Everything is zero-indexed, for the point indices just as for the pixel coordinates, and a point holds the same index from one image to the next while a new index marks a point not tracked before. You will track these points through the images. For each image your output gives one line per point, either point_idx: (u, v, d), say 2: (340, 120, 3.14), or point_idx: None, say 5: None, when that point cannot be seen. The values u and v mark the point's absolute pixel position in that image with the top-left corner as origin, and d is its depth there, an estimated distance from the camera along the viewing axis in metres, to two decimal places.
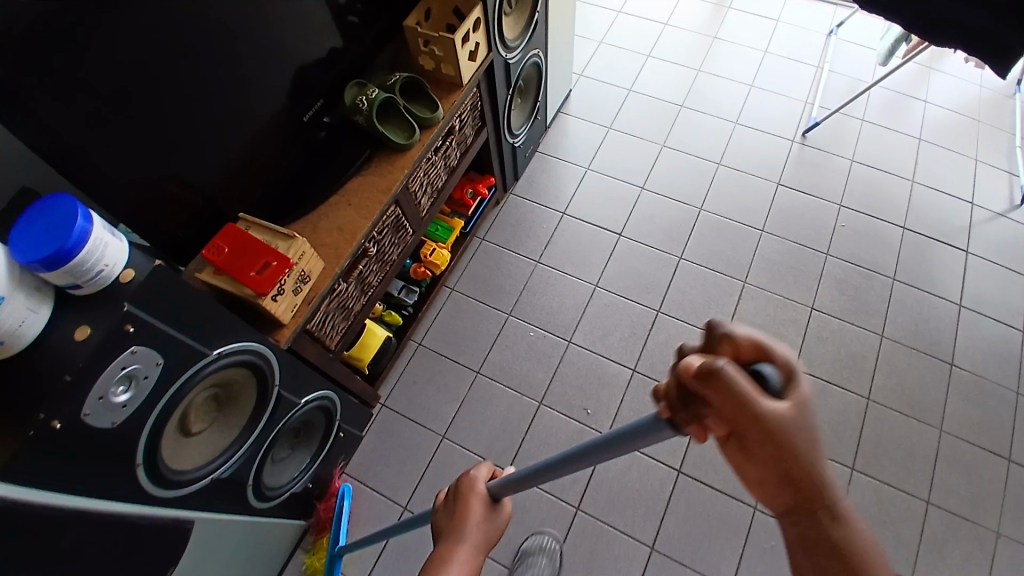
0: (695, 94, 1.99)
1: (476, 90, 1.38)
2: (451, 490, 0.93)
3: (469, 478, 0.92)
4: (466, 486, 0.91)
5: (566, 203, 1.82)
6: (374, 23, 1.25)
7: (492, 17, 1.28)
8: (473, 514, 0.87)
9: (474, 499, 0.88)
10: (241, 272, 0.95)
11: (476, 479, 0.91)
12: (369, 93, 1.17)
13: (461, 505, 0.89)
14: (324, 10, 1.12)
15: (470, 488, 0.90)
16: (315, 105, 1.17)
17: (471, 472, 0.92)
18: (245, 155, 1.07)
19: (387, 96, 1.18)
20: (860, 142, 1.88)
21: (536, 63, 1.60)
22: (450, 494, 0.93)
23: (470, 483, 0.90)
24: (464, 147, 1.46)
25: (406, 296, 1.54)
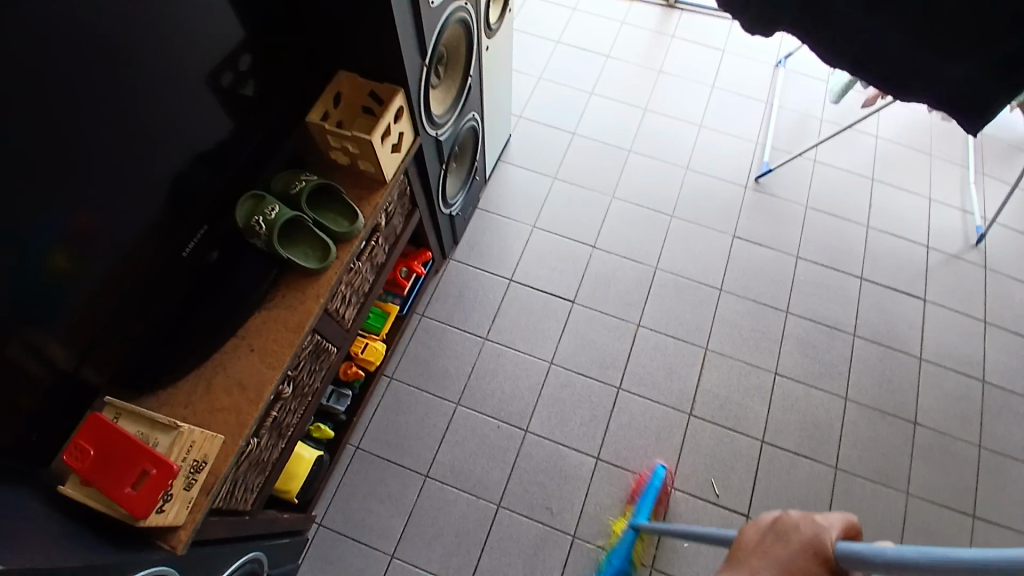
0: (642, 136, 1.87)
1: (404, 177, 1.19)
2: (785, 521, 0.72)
3: (824, 525, 0.71)
4: (791, 528, 0.72)
5: (513, 268, 1.67)
6: (274, 116, 1.05)
7: (419, 102, 1.09)
8: (783, 553, 0.70)
9: (805, 552, 0.69)
10: (111, 490, 0.80)
11: (822, 530, 0.70)
12: (268, 212, 0.97)
13: (772, 543, 0.72)
14: (197, 119, 0.92)
15: (811, 535, 0.70)
16: (198, 232, 0.98)
17: (818, 520, 0.71)
18: (110, 312, 0.88)
19: (291, 214, 0.98)
20: (813, 183, 1.81)
21: (472, 126, 1.42)
22: (768, 529, 0.74)
23: (806, 526, 0.71)
24: (394, 238, 1.27)
25: (338, 404, 1.37)
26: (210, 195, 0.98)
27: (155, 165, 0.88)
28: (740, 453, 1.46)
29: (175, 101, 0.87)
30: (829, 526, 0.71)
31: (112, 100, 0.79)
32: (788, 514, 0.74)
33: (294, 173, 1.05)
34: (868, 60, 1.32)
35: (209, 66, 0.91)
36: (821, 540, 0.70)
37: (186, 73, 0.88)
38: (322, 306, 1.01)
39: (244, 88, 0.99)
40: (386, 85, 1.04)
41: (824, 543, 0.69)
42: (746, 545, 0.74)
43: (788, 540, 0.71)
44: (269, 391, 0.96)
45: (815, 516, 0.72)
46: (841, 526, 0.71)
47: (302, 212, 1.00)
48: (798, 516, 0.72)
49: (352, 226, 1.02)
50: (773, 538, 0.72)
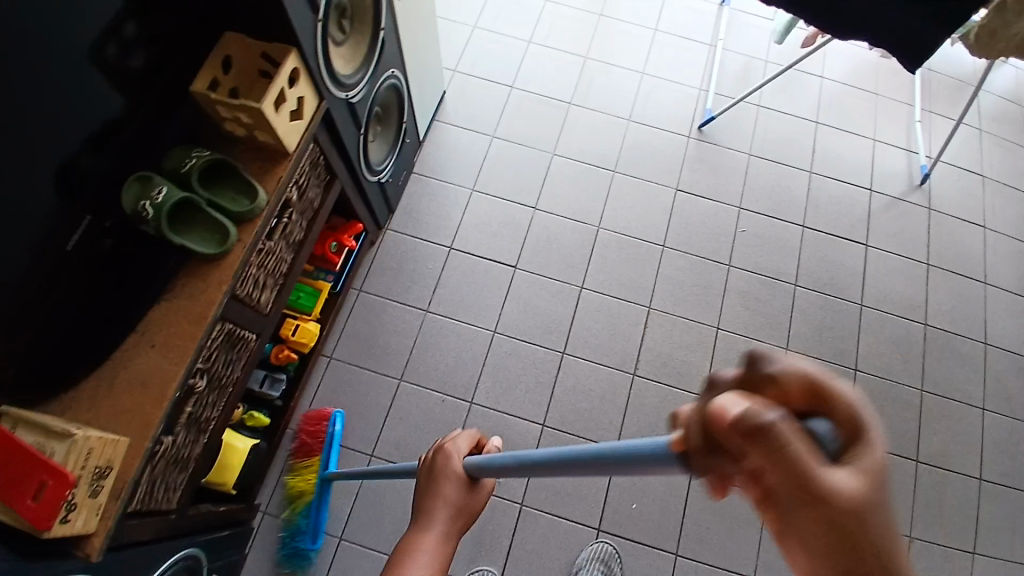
0: (583, 87, 1.78)
1: (314, 145, 1.10)
2: (428, 464, 0.80)
3: (451, 448, 0.79)
4: (438, 464, 0.78)
5: (451, 235, 1.60)
6: (161, 88, 0.94)
7: (317, 61, 0.99)
8: (444, 494, 0.75)
9: (450, 482, 0.76)
10: (9, 502, 0.73)
11: (451, 456, 0.78)
12: (154, 195, 0.88)
13: (433, 483, 0.77)
14: (73, 93, 0.81)
15: (443, 463, 0.78)
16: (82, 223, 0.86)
17: (449, 447, 0.80)
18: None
19: (182, 196, 0.89)
20: (757, 131, 1.77)
21: (394, 84, 1.32)
22: (425, 469, 0.80)
23: (444, 459, 0.78)
24: (312, 212, 1.19)
25: (272, 390, 1.32)
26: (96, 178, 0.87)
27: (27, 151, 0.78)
28: (685, 409, 1.47)
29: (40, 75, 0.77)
30: (453, 445, 0.80)
31: None
32: (438, 446, 0.82)
33: (189, 148, 0.96)
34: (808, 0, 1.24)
35: (82, 40, 0.79)
36: (451, 464, 0.77)
37: (54, 51, 0.76)
38: (226, 295, 0.94)
39: (132, 60, 0.88)
40: (277, 45, 0.93)
41: (455, 465, 0.77)
42: (422, 500, 0.77)
43: (443, 475, 0.77)
44: (173, 389, 0.90)
45: (445, 446, 0.80)
46: (466, 444, 0.81)
47: (195, 193, 0.92)
48: (434, 452, 0.80)
49: (251, 206, 0.95)
50: (432, 477, 0.77)
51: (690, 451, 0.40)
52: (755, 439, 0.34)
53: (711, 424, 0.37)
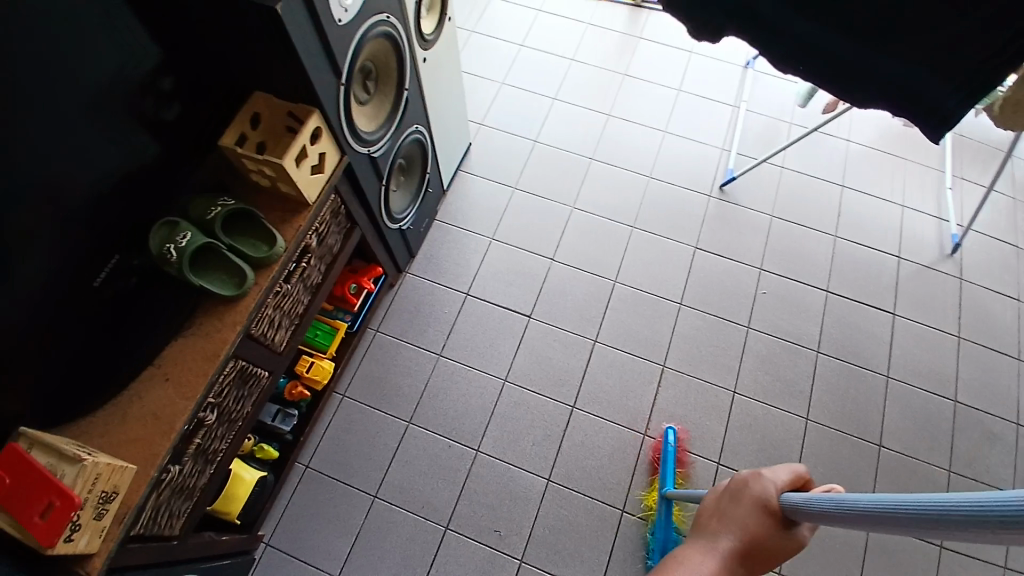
0: (606, 143, 1.83)
1: (335, 195, 1.16)
2: (734, 482, 0.77)
3: (768, 477, 0.75)
4: (743, 486, 0.76)
5: (469, 282, 1.64)
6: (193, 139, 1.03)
7: (339, 120, 1.06)
8: (745, 515, 0.73)
9: (758, 504, 0.73)
10: (22, 515, 0.76)
11: (772, 486, 0.74)
12: (179, 239, 0.94)
13: (730, 503, 0.75)
14: (112, 143, 0.90)
15: (763, 490, 0.74)
16: (110, 261, 0.95)
17: (767, 475, 0.76)
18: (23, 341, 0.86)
19: (204, 241, 0.96)
20: (780, 192, 1.76)
21: (418, 139, 1.39)
22: (725, 489, 0.78)
23: (754, 483, 0.75)
24: (331, 257, 1.25)
25: (284, 424, 1.35)
26: (128, 215, 0.96)
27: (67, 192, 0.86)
28: (695, 474, 1.43)
29: (85, 127, 0.86)
30: (773, 477, 0.76)
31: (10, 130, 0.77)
32: (741, 475, 0.78)
33: (215, 196, 1.03)
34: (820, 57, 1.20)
35: (115, 97, 0.89)
36: (771, 495, 0.74)
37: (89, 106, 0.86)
38: (239, 335, 0.99)
39: (166, 112, 0.97)
40: (302, 105, 1.01)
41: (774, 496, 0.74)
42: (713, 512, 0.75)
43: (744, 498, 0.75)
44: (182, 421, 0.93)
45: (764, 473, 0.76)
46: (787, 478, 0.76)
47: (216, 238, 0.98)
48: (748, 474, 0.77)
49: (269, 251, 1.01)
50: (730, 500, 0.75)
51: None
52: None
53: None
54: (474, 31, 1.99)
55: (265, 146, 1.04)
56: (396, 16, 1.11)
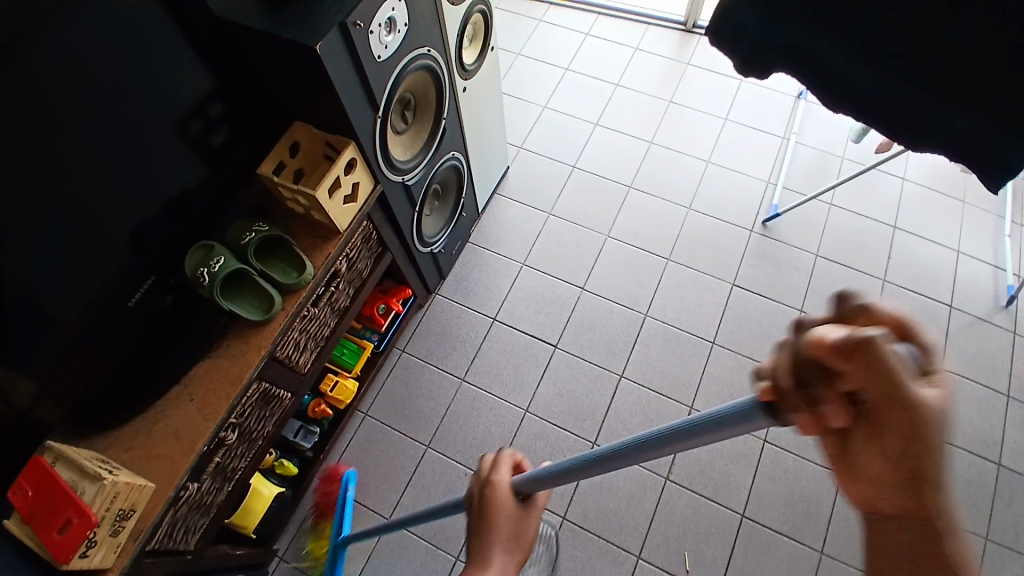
0: (645, 171, 1.79)
1: (367, 222, 1.17)
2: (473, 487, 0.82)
3: (498, 475, 0.80)
4: (488, 497, 0.79)
5: (497, 307, 1.62)
6: (235, 162, 1.07)
7: (375, 151, 1.07)
8: (498, 519, 0.77)
9: (501, 505, 0.78)
10: (43, 533, 0.81)
11: (499, 481, 0.80)
12: (212, 263, 0.97)
13: (488, 511, 0.78)
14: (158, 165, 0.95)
15: (492, 492, 0.79)
16: (146, 284, 0.99)
17: (495, 478, 0.80)
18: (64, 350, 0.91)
19: (236, 267, 0.98)
20: (826, 232, 1.69)
21: (454, 165, 1.40)
22: (476, 500, 0.80)
23: (489, 488, 0.79)
24: (360, 281, 1.26)
25: (303, 440, 1.37)
26: (171, 235, 1.00)
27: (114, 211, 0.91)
28: (717, 524, 1.38)
29: (133, 149, 0.91)
30: (500, 465, 0.82)
31: (64, 153, 0.82)
32: (486, 474, 0.81)
33: (255, 217, 1.06)
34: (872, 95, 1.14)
35: (161, 123, 0.93)
36: (501, 487, 0.80)
37: (135, 132, 0.90)
38: (263, 358, 1.01)
39: (212, 136, 1.02)
40: (339, 136, 1.02)
41: (506, 489, 0.79)
42: (475, 527, 0.78)
43: (490, 511, 0.78)
44: (202, 443, 0.96)
45: (486, 476, 0.81)
46: (507, 467, 0.82)
47: (248, 263, 1.00)
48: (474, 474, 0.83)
49: (298, 277, 1.02)
50: (479, 511, 0.79)
51: (792, 399, 0.47)
52: (862, 357, 0.41)
53: (805, 359, 0.45)
54: (519, 54, 2.00)
55: (303, 171, 1.06)
56: (438, 49, 1.12)
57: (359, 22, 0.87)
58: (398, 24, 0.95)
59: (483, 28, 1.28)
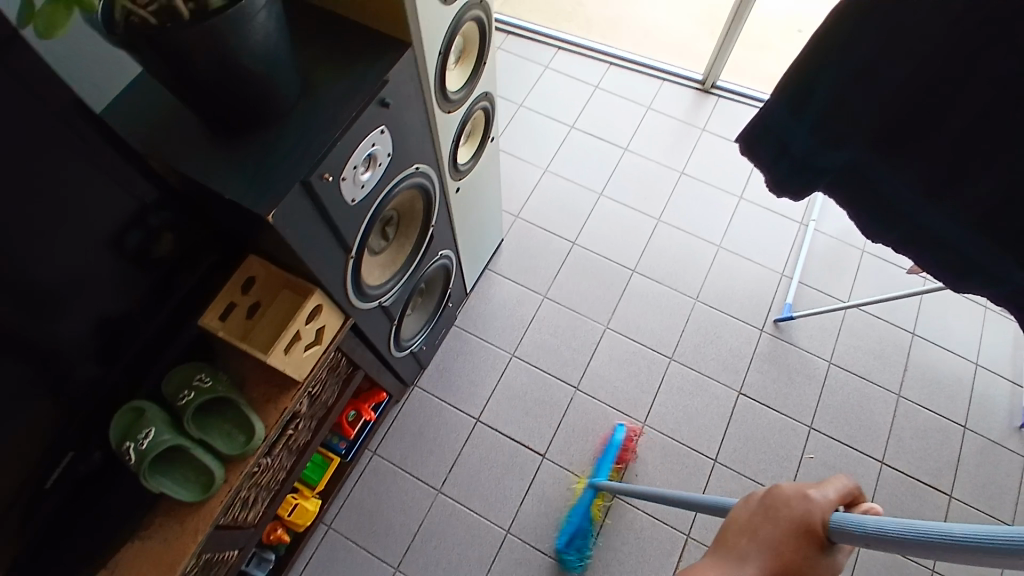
0: (650, 252, 1.65)
1: (336, 351, 1.00)
2: (760, 497, 0.59)
3: (812, 498, 0.56)
4: (783, 504, 0.57)
5: (480, 406, 1.47)
6: (185, 285, 0.89)
7: (346, 283, 0.88)
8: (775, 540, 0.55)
9: (793, 528, 0.55)
10: None
11: (818, 510, 0.55)
12: (140, 438, 0.81)
13: (765, 520, 0.57)
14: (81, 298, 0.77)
15: (804, 512, 0.55)
16: (64, 460, 0.81)
17: (813, 493, 0.56)
18: None
19: (166, 441, 0.82)
20: (841, 337, 1.56)
21: (444, 264, 1.25)
22: (759, 501, 0.59)
23: (798, 500, 0.56)
24: (325, 409, 1.10)
25: (256, 570, 1.22)
26: (99, 380, 0.83)
27: (21, 360, 0.73)
28: None
29: (45, 284, 0.72)
30: (818, 493, 0.56)
31: None
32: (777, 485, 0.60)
33: (201, 363, 0.90)
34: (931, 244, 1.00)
35: (84, 250, 0.75)
36: (815, 515, 0.55)
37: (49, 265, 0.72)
38: (202, 541, 0.86)
39: (155, 253, 0.83)
40: (303, 278, 0.85)
41: (816, 521, 0.55)
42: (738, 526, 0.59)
43: (779, 518, 0.56)
44: None
45: (808, 488, 0.57)
46: (837, 499, 0.56)
47: (185, 430, 0.85)
48: (783, 486, 0.58)
49: (244, 446, 0.87)
50: (762, 515, 0.57)
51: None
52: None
53: None
54: (521, 105, 1.84)
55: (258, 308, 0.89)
56: (431, 162, 0.95)
57: (329, 175, 0.69)
58: (379, 160, 0.77)
59: (484, 121, 1.10)
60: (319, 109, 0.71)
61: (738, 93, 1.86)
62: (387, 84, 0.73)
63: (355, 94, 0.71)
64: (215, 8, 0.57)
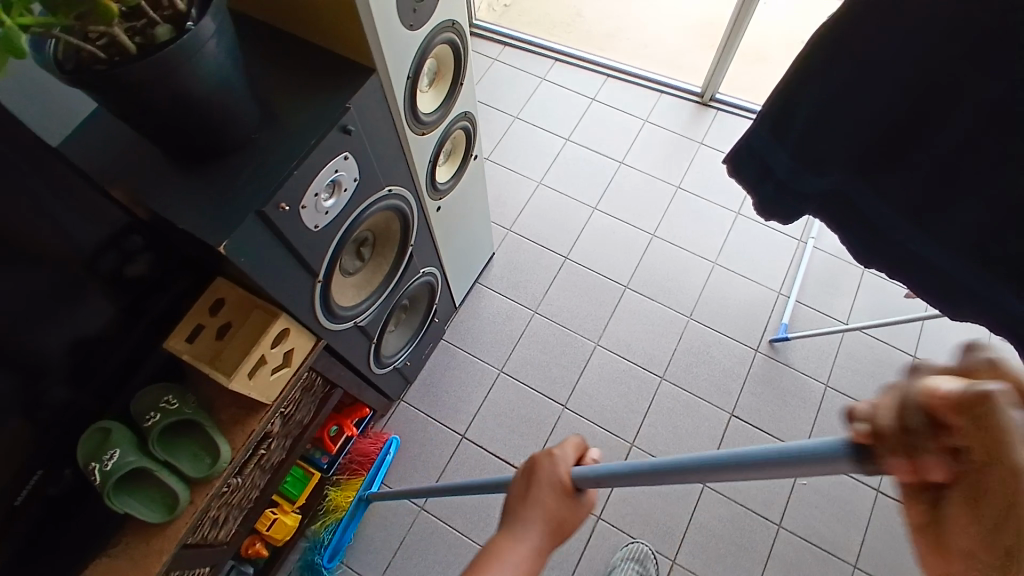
0: (643, 268, 1.63)
1: (310, 371, 1.00)
2: (525, 467, 0.66)
3: (551, 464, 0.63)
4: (539, 470, 0.64)
5: (466, 422, 1.46)
6: (159, 305, 0.89)
7: (315, 305, 0.87)
8: (542, 497, 0.63)
9: (551, 486, 0.63)
10: None
11: (561, 466, 0.63)
12: (106, 458, 0.82)
13: (529, 486, 0.64)
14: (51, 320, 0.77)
15: (550, 472, 0.63)
16: (31, 482, 0.80)
17: (553, 457, 0.64)
18: None
19: (132, 461, 0.82)
20: (839, 359, 1.51)
21: (428, 281, 1.23)
22: (523, 470, 0.67)
23: (545, 463, 0.64)
24: (301, 427, 1.10)
25: None
26: (71, 400, 0.83)
27: None
28: None
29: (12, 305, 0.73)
30: (556, 458, 0.64)
31: None
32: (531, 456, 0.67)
33: (171, 385, 0.91)
34: (919, 272, 0.97)
35: None
36: (561, 471, 0.63)
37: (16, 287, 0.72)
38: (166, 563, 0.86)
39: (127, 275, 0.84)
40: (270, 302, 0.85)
41: (563, 474, 0.63)
42: (513, 502, 0.64)
43: (540, 483, 0.63)
44: None
45: (547, 450, 0.65)
46: (573, 454, 0.65)
47: (151, 451, 0.85)
48: (537, 453, 0.66)
49: (210, 468, 0.87)
50: (526, 480, 0.65)
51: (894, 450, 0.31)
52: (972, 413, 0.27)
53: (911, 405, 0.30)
54: (516, 117, 1.89)
55: (229, 329, 0.89)
56: (407, 185, 0.94)
57: (286, 205, 0.68)
58: (343, 186, 0.76)
59: (465, 141, 1.09)
60: (279, 137, 0.71)
61: (737, 106, 1.88)
62: (348, 111, 0.71)
63: (315, 122, 0.71)
64: (161, 41, 0.57)
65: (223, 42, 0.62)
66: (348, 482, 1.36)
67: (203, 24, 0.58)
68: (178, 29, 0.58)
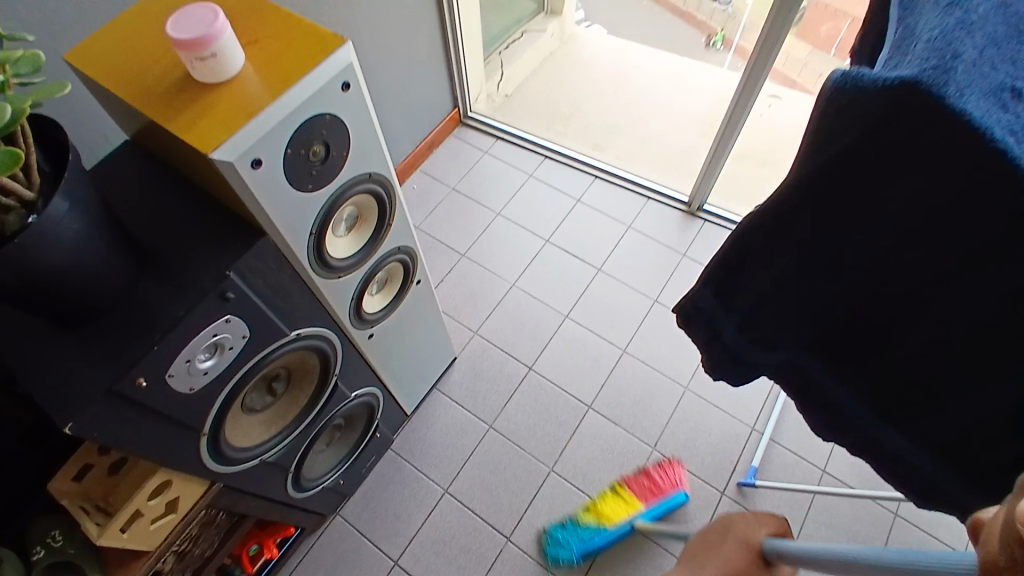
0: (611, 387, 1.55)
1: (211, 510, 0.94)
2: (710, 525, 0.79)
3: (743, 524, 0.76)
4: (729, 526, 0.77)
5: (402, 547, 1.36)
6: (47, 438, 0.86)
7: (206, 457, 0.81)
8: (726, 556, 0.74)
9: (738, 544, 0.75)
10: None
11: (754, 528, 0.76)
12: None
13: (718, 538, 0.76)
14: None
15: (744, 533, 0.76)
16: None
17: (750, 520, 0.77)
18: None
19: None
20: (812, 513, 1.38)
21: (367, 402, 1.18)
22: (713, 525, 0.79)
23: (744, 527, 0.76)
24: (201, 560, 1.04)
25: None
26: None
27: None
28: None
29: None
30: (752, 522, 0.77)
31: None
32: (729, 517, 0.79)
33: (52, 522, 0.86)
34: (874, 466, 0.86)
35: None
36: (751, 535, 0.75)
37: None
38: None
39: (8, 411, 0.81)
40: (149, 464, 0.82)
41: (754, 541, 0.75)
42: (699, 549, 0.77)
43: (729, 536, 0.76)
44: None
45: (747, 517, 0.77)
46: (771, 526, 0.76)
47: None
48: (732, 515, 0.78)
49: None
50: (717, 534, 0.77)
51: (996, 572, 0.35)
52: None
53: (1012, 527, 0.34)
54: (498, 214, 1.88)
55: (125, 463, 0.85)
56: (328, 326, 0.90)
57: (144, 380, 0.64)
58: (227, 346, 0.72)
59: (402, 270, 1.07)
60: (154, 300, 0.67)
61: (723, 218, 1.84)
62: (228, 278, 0.67)
63: (193, 289, 0.67)
64: (11, 230, 0.57)
65: (76, 221, 0.60)
66: (625, 494, 1.37)
67: (53, 206, 0.58)
68: (27, 211, 0.58)
